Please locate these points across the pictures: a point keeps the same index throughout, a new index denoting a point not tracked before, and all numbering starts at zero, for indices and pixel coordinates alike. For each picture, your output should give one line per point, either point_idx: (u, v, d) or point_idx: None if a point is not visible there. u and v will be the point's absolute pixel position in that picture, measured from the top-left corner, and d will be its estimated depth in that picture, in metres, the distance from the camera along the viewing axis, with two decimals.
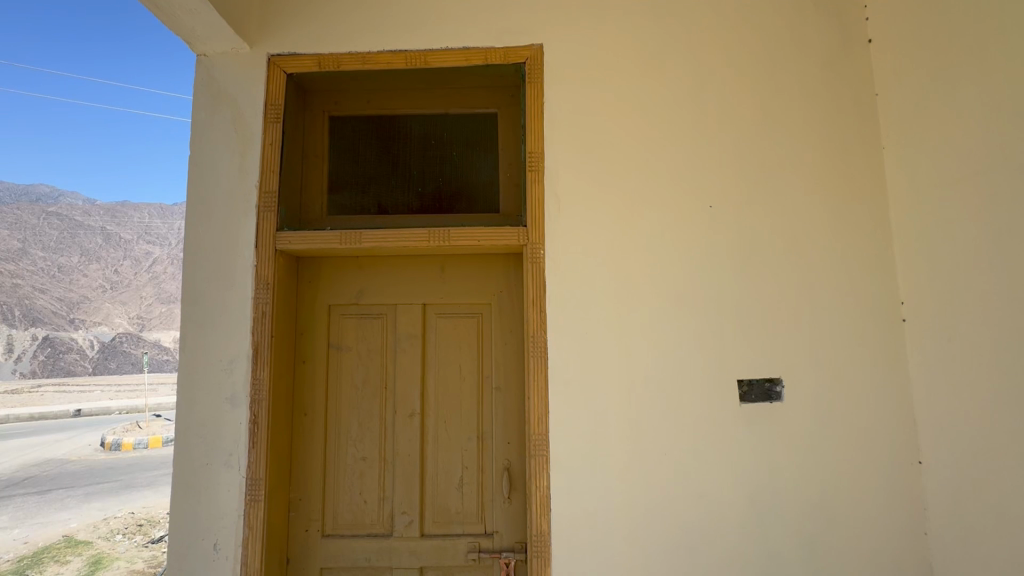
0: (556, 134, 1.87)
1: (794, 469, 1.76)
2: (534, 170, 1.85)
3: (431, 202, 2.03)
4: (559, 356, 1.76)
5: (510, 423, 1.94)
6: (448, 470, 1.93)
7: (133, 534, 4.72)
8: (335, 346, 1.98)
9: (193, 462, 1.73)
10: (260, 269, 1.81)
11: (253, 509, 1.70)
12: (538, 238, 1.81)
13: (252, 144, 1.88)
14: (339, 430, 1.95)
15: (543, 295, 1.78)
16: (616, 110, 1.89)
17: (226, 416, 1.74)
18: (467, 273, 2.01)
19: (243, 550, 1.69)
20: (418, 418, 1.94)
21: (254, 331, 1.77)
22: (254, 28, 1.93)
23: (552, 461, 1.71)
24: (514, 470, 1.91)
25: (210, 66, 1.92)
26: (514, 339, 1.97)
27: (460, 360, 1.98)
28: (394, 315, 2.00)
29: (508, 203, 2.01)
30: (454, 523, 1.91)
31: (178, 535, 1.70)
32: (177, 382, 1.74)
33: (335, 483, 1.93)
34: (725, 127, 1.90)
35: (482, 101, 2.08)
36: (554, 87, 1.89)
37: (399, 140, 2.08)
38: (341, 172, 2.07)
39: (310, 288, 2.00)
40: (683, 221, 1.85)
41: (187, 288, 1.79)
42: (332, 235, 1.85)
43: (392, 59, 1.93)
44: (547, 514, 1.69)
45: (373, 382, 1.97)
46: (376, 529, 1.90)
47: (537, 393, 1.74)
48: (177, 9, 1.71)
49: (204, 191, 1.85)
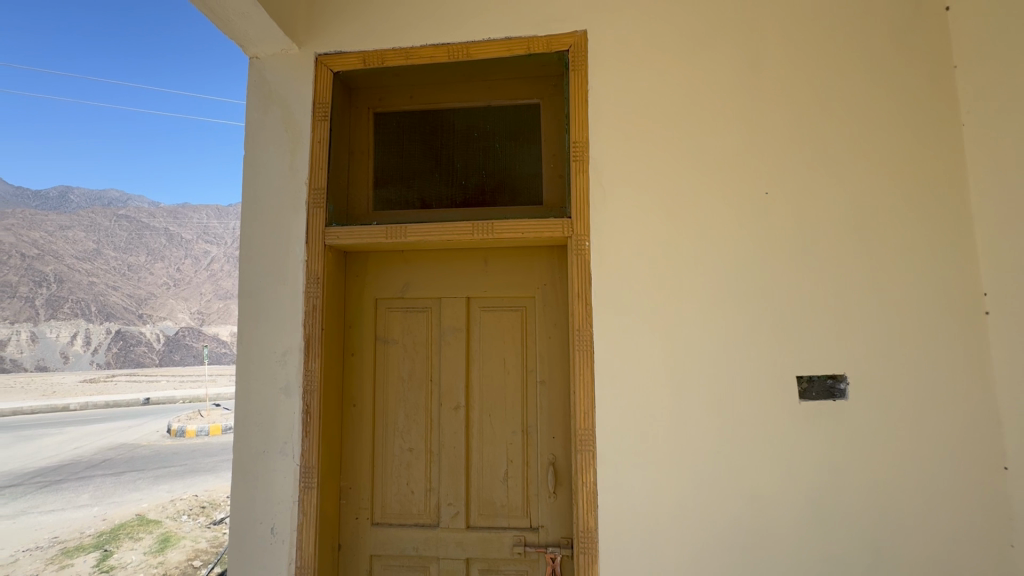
0: (601, 123, 1.82)
1: (859, 471, 1.65)
2: (579, 160, 1.81)
3: (475, 195, 2.03)
4: (605, 350, 1.72)
5: (555, 417, 1.91)
6: (493, 463, 1.93)
7: (196, 516, 5.02)
8: (382, 338, 2.02)
9: (252, 449, 1.80)
10: (310, 264, 1.86)
11: (307, 496, 1.76)
12: (583, 229, 1.77)
13: (303, 142, 1.93)
14: (387, 421, 1.99)
15: (589, 288, 1.75)
16: (663, 95, 1.82)
17: (280, 405, 1.81)
18: (512, 266, 1.99)
19: (298, 534, 1.75)
20: (463, 411, 1.95)
21: (305, 323, 1.83)
22: (302, 29, 1.97)
23: (598, 456, 1.68)
24: (559, 466, 1.89)
25: (262, 68, 1.98)
26: (558, 333, 1.94)
27: (505, 353, 1.97)
28: (438, 308, 2.01)
29: (552, 194, 1.98)
30: (499, 516, 1.91)
31: (238, 518, 1.78)
32: (236, 371, 1.83)
33: (383, 473, 1.97)
34: (782, 108, 1.80)
35: (525, 92, 2.05)
36: (598, 74, 1.84)
37: (442, 134, 2.09)
38: (386, 168, 2.10)
39: (358, 282, 2.04)
40: (737, 209, 1.76)
41: (244, 283, 1.87)
42: (378, 230, 1.88)
43: (434, 52, 1.93)
44: (594, 511, 1.66)
45: (418, 374, 1.99)
46: (423, 519, 1.93)
47: (583, 387, 1.71)
48: (229, 13, 1.77)
49: (259, 188, 1.91)
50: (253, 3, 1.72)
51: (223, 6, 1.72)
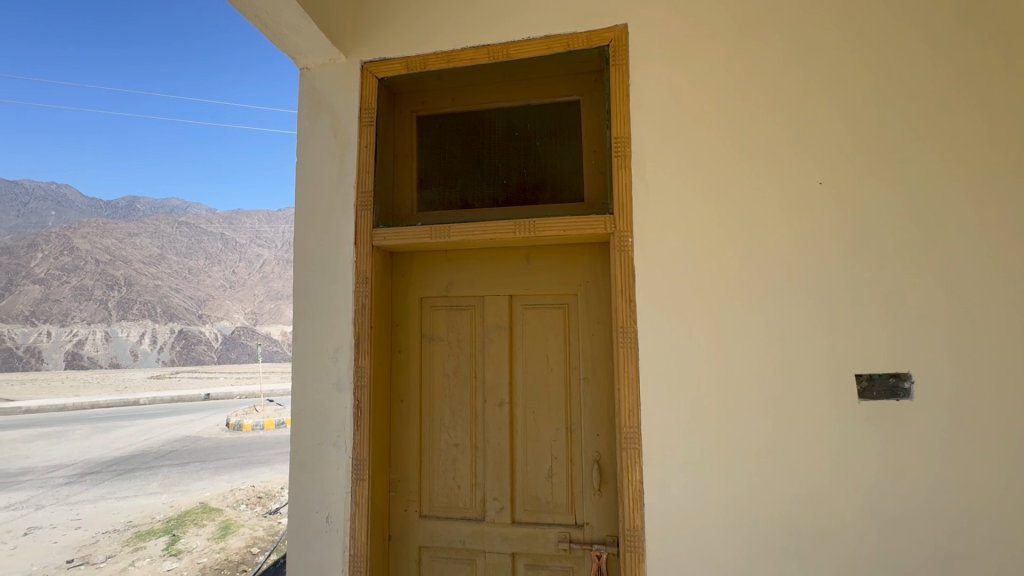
0: (643, 118, 1.80)
1: (927, 475, 1.56)
2: (621, 155, 1.79)
3: (516, 194, 2.05)
4: (650, 348, 1.70)
5: (599, 415, 1.91)
6: (538, 459, 1.94)
7: (254, 505, 5.30)
8: (428, 336, 2.07)
9: (307, 442, 1.90)
10: (359, 264, 1.93)
11: (359, 487, 1.84)
12: (626, 225, 1.76)
13: (350, 147, 2.00)
14: (433, 417, 2.04)
15: (632, 285, 1.73)
16: (707, 87, 1.78)
17: (333, 400, 1.89)
18: (554, 264, 2.00)
19: (351, 524, 1.83)
20: (507, 408, 1.98)
21: (355, 322, 1.90)
22: (349, 39, 2.05)
23: (644, 454, 1.66)
24: (604, 463, 1.88)
25: (313, 78, 2.08)
26: (601, 330, 1.93)
27: (548, 350, 1.98)
28: (482, 306, 2.05)
29: (593, 191, 1.97)
30: (544, 512, 1.92)
31: (297, 507, 1.88)
32: (293, 368, 1.93)
33: (430, 467, 2.02)
34: (835, 94, 1.72)
35: (564, 89, 2.06)
36: (639, 68, 1.82)
37: (483, 134, 2.12)
38: (430, 170, 2.16)
39: (404, 282, 2.10)
40: (788, 201, 1.70)
41: (298, 283, 1.96)
42: (423, 230, 1.93)
43: (475, 54, 1.96)
44: (641, 510, 1.65)
45: (463, 371, 2.03)
46: (469, 513, 1.97)
47: (627, 384, 1.70)
48: (282, 27, 1.86)
49: (311, 193, 2.00)
50: (304, 16, 1.80)
51: (276, 20, 1.81)
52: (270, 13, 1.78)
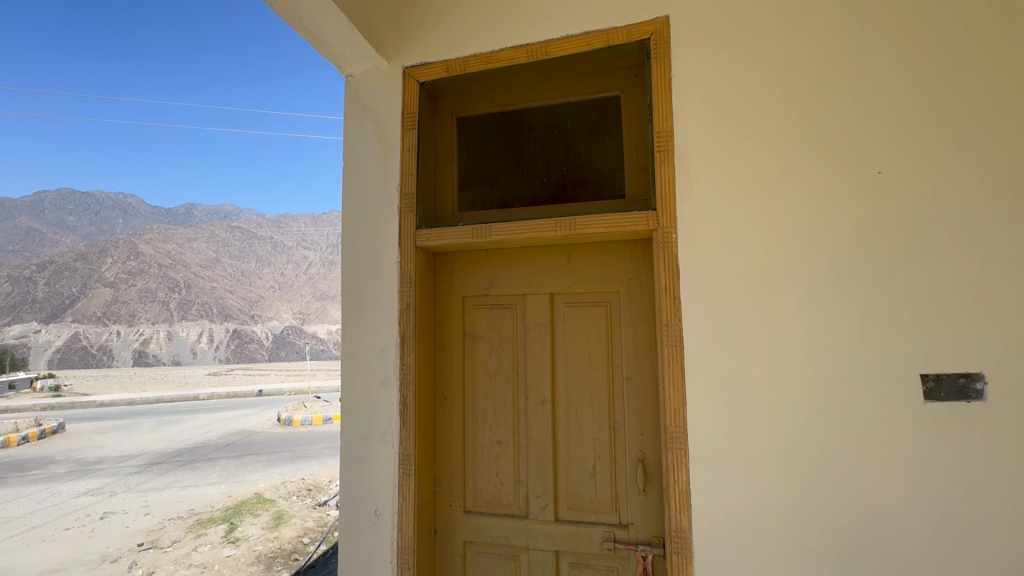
0: (686, 111, 1.76)
1: (1005, 484, 1.44)
2: (663, 150, 1.76)
3: (556, 192, 2.05)
4: (696, 346, 1.66)
5: (643, 414, 1.88)
6: (581, 458, 1.94)
7: (304, 497, 5.54)
8: (470, 334, 2.10)
9: (356, 436, 1.97)
10: (403, 265, 1.98)
11: (406, 481, 1.89)
12: (669, 221, 1.72)
13: (393, 151, 2.06)
14: (476, 414, 2.07)
15: (677, 281, 1.70)
16: (753, 76, 1.72)
17: (380, 396, 1.95)
18: (595, 261, 1.98)
19: (399, 517, 1.88)
20: (550, 406, 1.98)
21: (400, 321, 1.95)
22: (391, 46, 2.11)
23: (690, 455, 1.63)
24: (649, 463, 1.85)
25: (357, 85, 2.15)
26: (644, 328, 1.90)
27: (590, 348, 1.97)
28: (523, 304, 2.06)
29: (635, 187, 1.94)
30: (588, 511, 1.91)
31: (348, 499, 1.95)
32: (342, 365, 2.00)
33: (474, 463, 2.05)
34: (895, 78, 1.62)
35: (604, 85, 2.04)
36: (681, 61, 1.78)
37: (523, 134, 2.14)
38: (471, 170, 2.19)
39: (447, 281, 2.14)
40: (843, 193, 1.62)
41: (347, 284, 2.04)
42: (464, 230, 1.95)
43: (514, 54, 1.96)
44: (688, 511, 1.61)
45: (505, 369, 2.05)
46: (513, 509, 1.99)
47: (672, 383, 1.67)
48: (329, 37, 1.93)
49: (357, 197, 2.07)
50: (349, 26, 1.86)
51: (323, 31, 1.88)
52: (318, 25, 1.85)
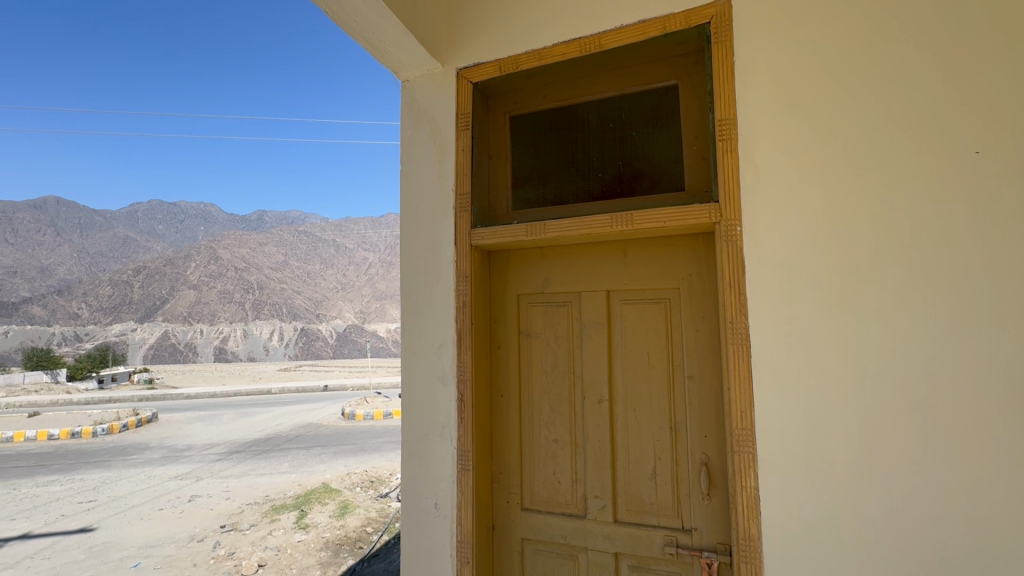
0: (750, 96, 1.66)
1: None
2: (726, 139, 1.67)
3: (612, 186, 2.02)
4: (764, 344, 1.57)
5: (706, 415, 1.80)
6: (640, 459, 1.89)
7: (368, 488, 5.80)
8: (525, 332, 2.11)
9: (417, 431, 2.02)
10: (459, 263, 2.01)
11: (464, 476, 1.92)
12: (733, 213, 1.64)
13: (448, 151, 2.09)
14: (533, 412, 2.07)
15: (742, 277, 1.61)
16: (826, 55, 1.60)
17: (438, 392, 1.99)
18: (653, 257, 1.92)
19: (457, 511, 1.91)
20: (607, 405, 1.94)
21: (457, 319, 1.99)
22: (445, 49, 2.15)
23: (759, 459, 1.54)
24: (713, 466, 1.77)
25: (413, 89, 2.21)
26: (707, 325, 1.82)
27: (649, 346, 1.91)
28: (578, 302, 2.03)
29: (695, 178, 1.87)
30: (648, 513, 1.86)
31: (409, 491, 2.01)
32: (403, 362, 2.07)
33: (531, 461, 2.05)
34: (996, 45, 1.45)
35: (661, 75, 1.97)
36: (744, 43, 1.68)
37: (576, 129, 2.12)
38: (525, 168, 2.20)
39: (501, 279, 2.15)
40: (933, 176, 1.47)
41: (406, 283, 2.10)
42: (519, 228, 1.96)
43: (566, 48, 1.93)
44: (757, 518, 1.53)
45: (561, 367, 2.03)
46: (570, 509, 1.97)
47: (738, 383, 1.59)
48: (386, 45, 1.99)
49: (414, 198, 2.13)
50: (404, 32, 1.91)
51: (380, 38, 1.95)
52: (376, 32, 1.91)
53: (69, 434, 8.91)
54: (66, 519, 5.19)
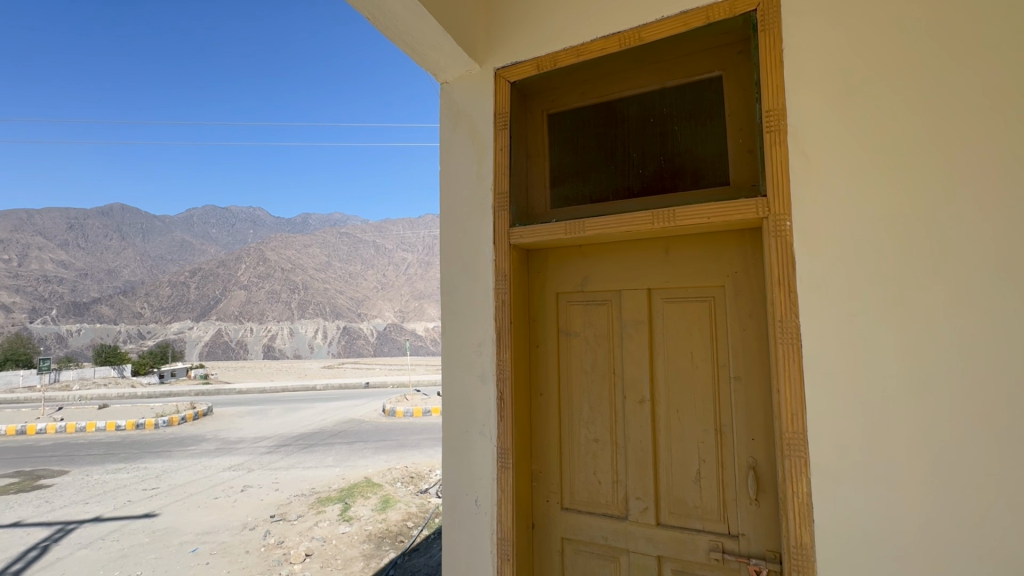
0: (800, 85, 1.59)
1: None
2: (774, 131, 1.61)
3: (653, 182, 1.98)
4: (817, 344, 1.49)
5: (754, 418, 1.74)
6: (684, 461, 1.84)
7: (408, 484, 5.93)
8: (565, 331, 2.10)
9: (457, 429, 2.05)
10: (498, 262, 2.02)
11: (504, 475, 1.93)
12: (782, 207, 1.57)
13: (486, 151, 2.10)
14: (573, 411, 2.05)
15: (793, 273, 1.54)
16: (885, 38, 1.51)
17: (478, 390, 2.01)
18: (696, 254, 1.87)
19: (498, 509, 1.92)
20: (649, 405, 1.91)
21: (496, 318, 2.00)
22: (483, 49, 2.16)
23: (812, 464, 1.47)
24: (761, 471, 1.71)
25: (452, 91, 2.23)
26: (754, 324, 1.76)
27: (692, 346, 1.86)
28: (619, 300, 2.00)
29: (741, 172, 1.80)
30: (692, 517, 1.81)
31: (451, 487, 2.04)
32: (444, 360, 2.10)
33: (570, 461, 2.04)
34: None
35: (704, 66, 1.91)
36: (794, 30, 1.61)
37: (616, 125, 2.09)
38: (563, 166, 2.19)
39: (540, 278, 2.15)
40: (1008, 163, 1.36)
41: (446, 283, 2.14)
42: (558, 227, 1.95)
43: (604, 44, 1.91)
44: (809, 526, 1.46)
45: (601, 367, 2.01)
46: (611, 510, 1.95)
47: (789, 384, 1.52)
48: (425, 48, 2.02)
49: (454, 198, 2.16)
50: (443, 34, 1.93)
51: (420, 41, 1.98)
52: (415, 36, 1.95)
53: (135, 425, 9.53)
54: (132, 505, 5.56)
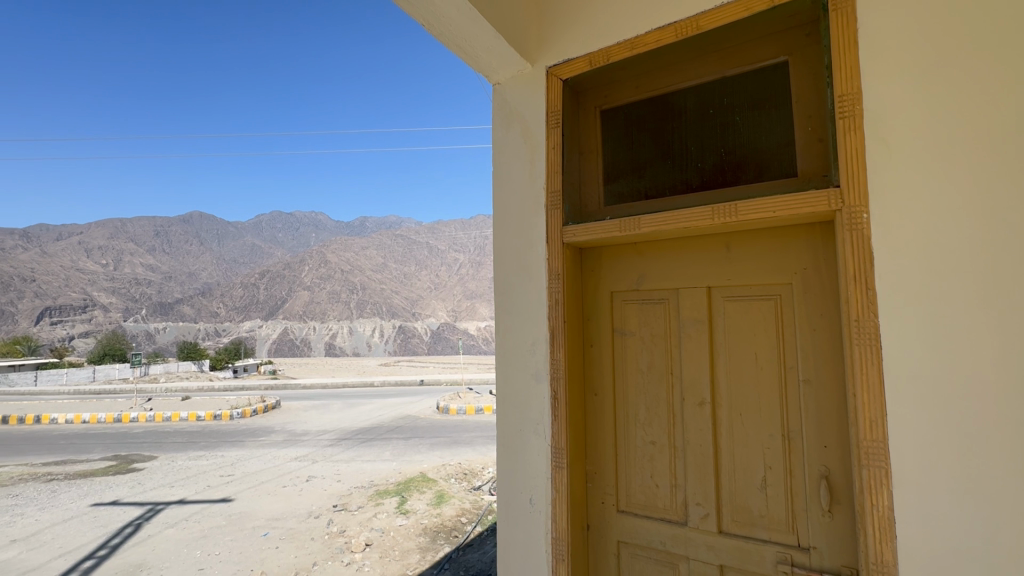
0: (878, 66, 1.47)
1: None
2: (847, 116, 1.50)
3: (713, 176, 1.91)
4: (900, 346, 1.37)
5: (827, 423, 1.63)
6: (748, 467, 1.76)
7: (462, 480, 6.05)
8: (620, 330, 2.06)
9: (512, 427, 2.06)
10: (551, 261, 2.01)
11: (559, 474, 1.92)
12: (858, 198, 1.46)
13: (539, 150, 2.10)
14: (629, 412, 2.01)
15: (870, 269, 1.42)
16: (979, 8, 1.36)
17: (532, 389, 2.01)
18: (761, 250, 1.78)
19: (553, 508, 1.92)
20: (709, 408, 1.83)
21: (549, 317, 1.99)
22: (535, 48, 2.16)
23: (894, 476, 1.36)
24: (835, 481, 1.60)
25: (505, 91, 2.25)
26: (826, 324, 1.65)
27: (756, 347, 1.77)
28: (676, 299, 1.94)
29: (810, 162, 1.69)
30: (757, 526, 1.72)
31: (505, 484, 2.06)
32: (498, 358, 2.12)
33: (626, 463, 2.00)
34: None
35: (767, 52, 1.81)
36: (870, 6, 1.49)
37: (672, 118, 2.03)
38: (618, 162, 2.15)
39: (594, 277, 2.12)
40: None
41: (500, 282, 2.16)
42: (612, 224, 1.92)
43: (660, 35, 1.85)
44: (891, 543, 1.35)
45: (659, 367, 1.95)
46: (669, 514, 1.89)
47: (867, 389, 1.41)
48: (478, 50, 2.05)
49: (506, 198, 2.17)
50: (495, 36, 1.95)
51: (472, 44, 2.01)
52: (469, 39, 1.98)
53: (213, 416, 10.31)
54: (211, 489, 6.02)
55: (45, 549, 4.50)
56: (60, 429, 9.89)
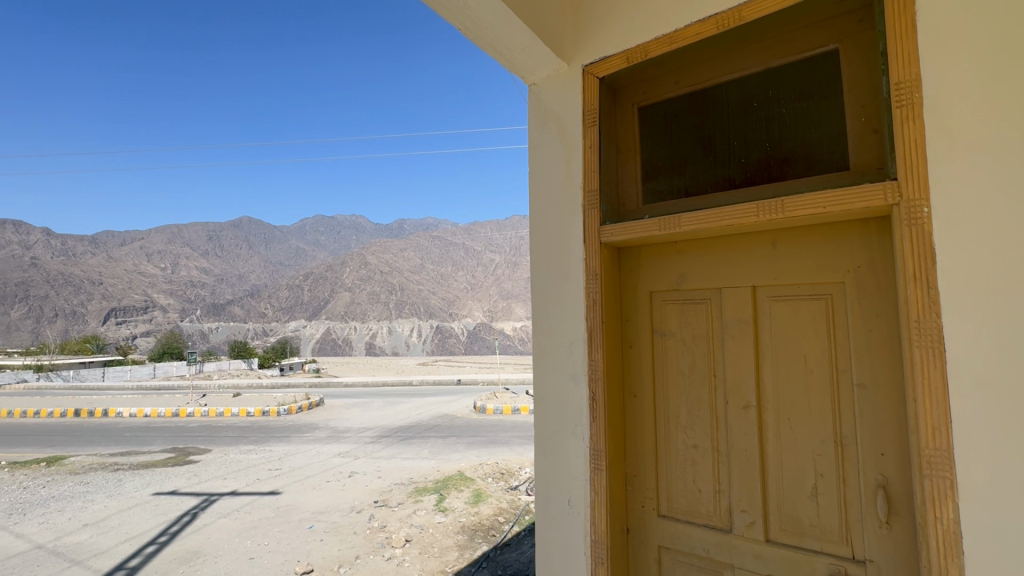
0: (938, 50, 1.37)
1: None
2: (904, 105, 1.42)
3: (757, 172, 1.85)
4: (966, 348, 1.28)
5: (884, 430, 1.54)
6: (797, 474, 1.68)
7: (499, 480, 6.08)
8: (659, 331, 2.02)
9: (550, 428, 2.06)
10: (589, 261, 2.00)
11: (598, 476, 1.90)
12: (916, 192, 1.38)
13: (575, 150, 2.09)
14: (669, 415, 1.97)
15: (931, 266, 1.34)
16: None
17: (570, 390, 2.00)
18: (809, 248, 1.70)
19: (591, 510, 1.90)
20: (755, 411, 1.77)
21: (587, 317, 1.98)
22: (571, 47, 2.15)
23: (960, 488, 1.27)
24: (893, 491, 1.51)
25: (540, 91, 2.25)
26: (883, 325, 1.56)
27: (805, 349, 1.70)
28: (719, 299, 1.88)
29: (862, 154, 1.61)
30: (808, 536, 1.65)
31: (543, 485, 2.06)
32: (536, 359, 2.12)
33: (667, 466, 1.96)
34: None
35: (815, 40, 1.73)
36: None
37: (714, 113, 1.98)
38: (657, 159, 2.11)
39: (632, 277, 2.09)
40: None
41: (537, 283, 2.16)
42: (651, 223, 1.88)
43: (700, 28, 1.80)
44: (957, 559, 1.26)
45: (701, 369, 1.90)
46: (713, 521, 1.84)
47: (928, 394, 1.33)
48: (513, 52, 2.06)
49: (543, 198, 2.17)
50: (530, 37, 1.95)
51: (508, 46, 2.02)
52: (504, 41, 1.99)
53: (262, 412, 10.78)
54: (261, 482, 6.30)
55: (113, 533, 4.83)
56: (126, 422, 10.59)
